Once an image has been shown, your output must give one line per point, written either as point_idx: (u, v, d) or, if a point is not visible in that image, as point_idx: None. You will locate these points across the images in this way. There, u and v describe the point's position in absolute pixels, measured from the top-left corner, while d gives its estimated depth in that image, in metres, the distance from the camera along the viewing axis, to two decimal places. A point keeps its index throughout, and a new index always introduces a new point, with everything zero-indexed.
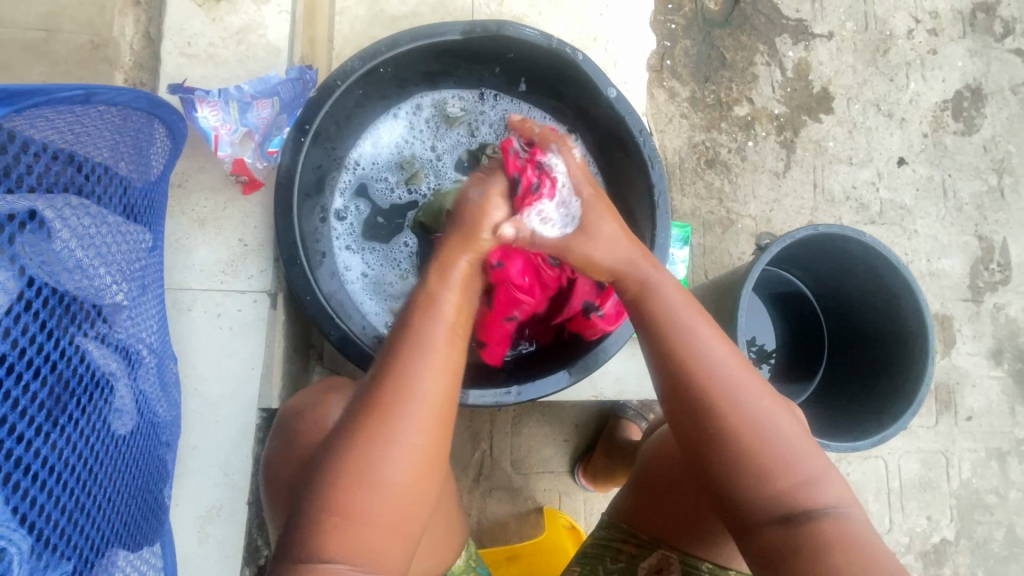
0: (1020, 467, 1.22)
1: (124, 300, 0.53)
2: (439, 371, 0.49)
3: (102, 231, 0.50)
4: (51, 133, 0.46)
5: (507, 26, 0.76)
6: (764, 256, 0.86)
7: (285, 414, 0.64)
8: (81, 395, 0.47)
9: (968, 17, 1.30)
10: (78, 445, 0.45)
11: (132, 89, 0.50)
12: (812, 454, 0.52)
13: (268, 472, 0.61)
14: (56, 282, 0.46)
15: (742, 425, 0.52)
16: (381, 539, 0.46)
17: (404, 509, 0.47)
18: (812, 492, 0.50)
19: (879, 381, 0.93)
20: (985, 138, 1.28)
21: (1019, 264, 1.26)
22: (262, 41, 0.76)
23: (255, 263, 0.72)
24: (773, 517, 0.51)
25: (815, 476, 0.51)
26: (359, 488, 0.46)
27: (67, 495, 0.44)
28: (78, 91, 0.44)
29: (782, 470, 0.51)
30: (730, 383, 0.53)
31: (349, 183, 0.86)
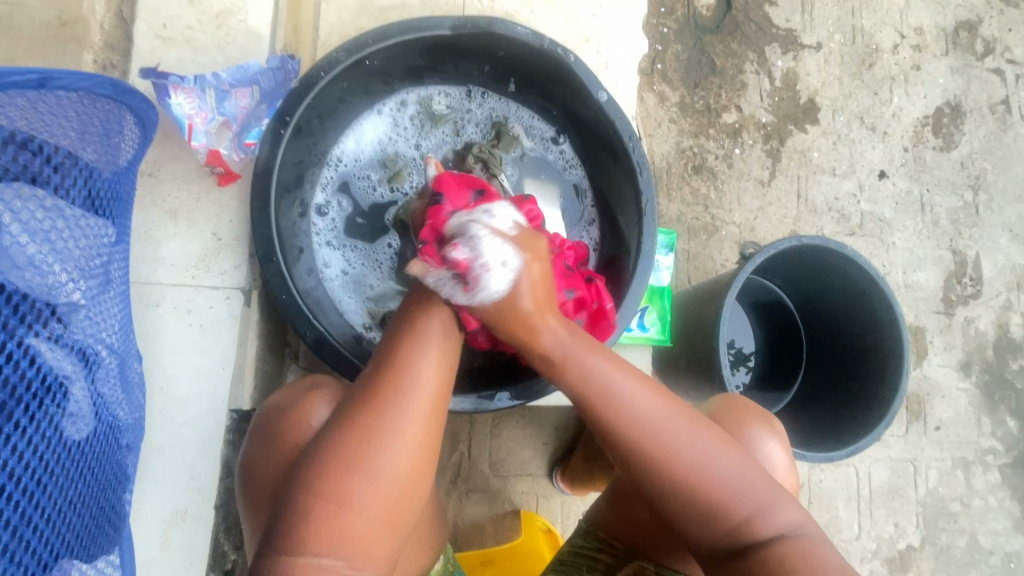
0: (984, 476, 1.26)
1: (81, 299, 0.50)
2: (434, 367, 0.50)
3: (57, 226, 0.48)
4: (3, 118, 0.42)
5: (497, 23, 0.75)
6: (749, 266, 0.86)
7: (268, 407, 0.60)
8: (31, 401, 0.43)
9: (951, 35, 1.32)
10: (26, 455, 0.42)
11: (92, 73, 0.47)
12: (759, 488, 0.51)
13: (246, 475, 0.57)
14: (4, 279, 0.43)
15: (675, 477, 0.51)
16: (375, 523, 0.46)
17: (403, 487, 0.47)
18: (760, 521, 0.51)
19: (855, 392, 0.95)
20: (963, 155, 1.30)
21: (989, 279, 1.29)
22: (242, 26, 0.73)
23: (228, 259, 0.69)
24: (729, 550, 0.51)
25: (761, 505, 0.51)
26: (356, 483, 0.46)
27: (11, 508, 0.41)
28: (31, 76, 0.41)
29: (730, 507, 0.51)
30: (655, 440, 0.51)
31: (330, 179, 0.84)
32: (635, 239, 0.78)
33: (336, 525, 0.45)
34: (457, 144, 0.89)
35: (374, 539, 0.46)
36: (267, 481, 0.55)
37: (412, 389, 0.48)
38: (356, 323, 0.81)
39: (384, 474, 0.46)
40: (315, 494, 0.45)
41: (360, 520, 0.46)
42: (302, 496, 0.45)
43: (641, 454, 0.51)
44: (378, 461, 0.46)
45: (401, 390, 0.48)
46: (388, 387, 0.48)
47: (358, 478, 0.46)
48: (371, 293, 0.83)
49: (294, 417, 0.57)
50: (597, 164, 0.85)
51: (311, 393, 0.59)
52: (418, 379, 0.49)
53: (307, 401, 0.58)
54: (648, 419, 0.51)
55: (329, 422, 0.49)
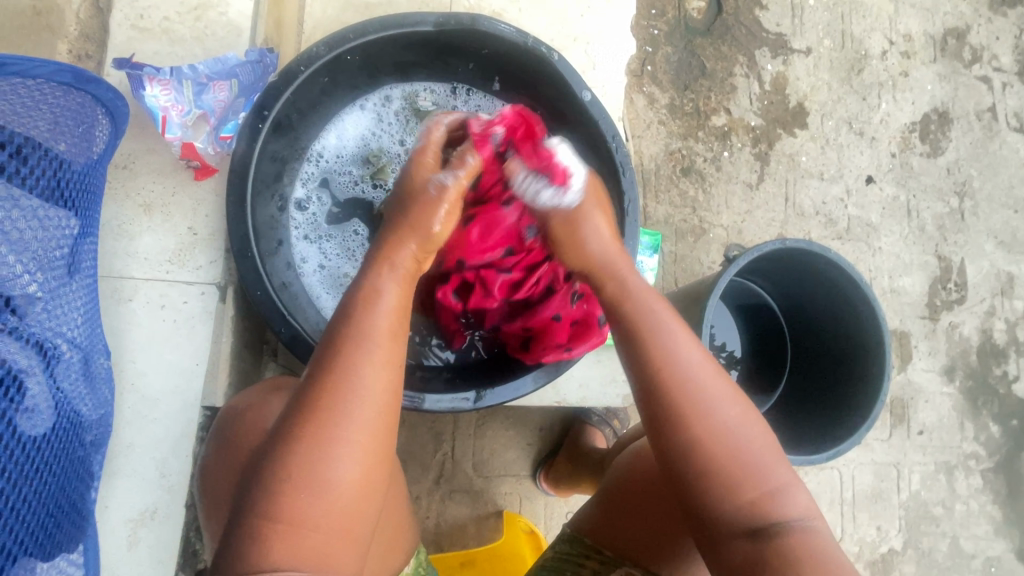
0: (966, 481, 1.27)
1: (39, 292, 0.49)
2: (379, 368, 0.49)
3: (10, 216, 0.47)
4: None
5: (481, 19, 0.74)
6: (733, 268, 0.86)
7: (226, 412, 0.60)
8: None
9: (939, 42, 1.33)
10: None
11: (51, 60, 0.45)
12: (779, 465, 0.52)
13: (204, 481, 0.58)
14: None
15: (712, 436, 0.52)
16: (332, 535, 0.46)
17: (353, 501, 0.47)
18: (777, 502, 0.51)
19: (837, 395, 0.95)
20: (950, 162, 1.31)
21: (974, 285, 1.30)
22: (222, 19, 0.72)
23: (203, 254, 0.68)
24: (742, 531, 0.50)
25: (782, 485, 0.51)
26: (304, 492, 0.45)
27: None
28: None
29: (749, 480, 0.51)
30: (699, 387, 0.53)
31: (311, 174, 0.83)
32: None
33: (291, 543, 0.44)
34: None
35: (334, 545, 0.46)
36: (225, 486, 0.55)
37: (352, 403, 0.47)
38: None
39: (330, 488, 0.45)
40: (262, 511, 0.44)
41: (314, 518, 0.45)
42: (254, 511, 0.44)
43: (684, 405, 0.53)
44: (321, 472, 0.45)
45: (337, 401, 0.47)
46: (331, 405, 0.47)
47: (305, 491, 0.45)
48: None
49: (247, 422, 0.57)
50: None
51: (270, 394, 0.59)
52: (359, 395, 0.47)
53: (267, 401, 0.58)
54: (701, 378, 0.54)
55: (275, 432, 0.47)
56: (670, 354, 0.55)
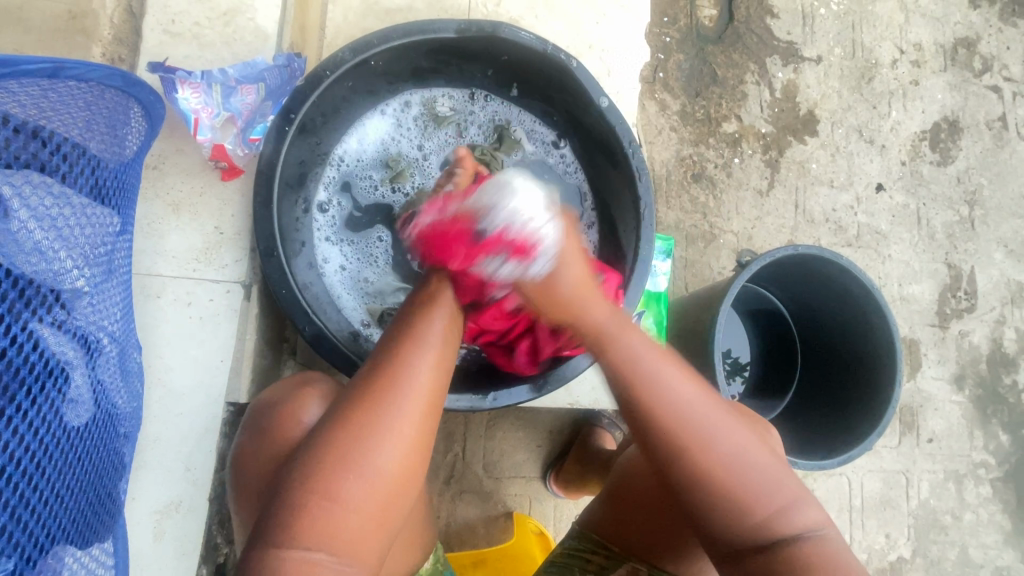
0: (976, 490, 1.26)
1: (85, 287, 0.50)
2: (434, 366, 0.51)
3: (65, 213, 0.48)
4: (11, 106, 0.44)
5: (502, 28, 0.76)
6: (746, 274, 0.87)
7: (258, 403, 0.61)
8: (32, 384, 0.44)
9: (950, 51, 1.34)
10: (25, 438, 0.43)
11: (104, 65, 0.48)
12: (785, 486, 0.52)
13: (235, 472, 0.58)
14: (11, 264, 0.43)
15: (712, 466, 0.51)
16: (366, 518, 0.46)
17: (393, 489, 0.48)
18: (784, 518, 0.52)
19: (848, 401, 0.96)
20: (960, 170, 1.32)
21: (983, 293, 1.30)
22: (250, 24, 0.74)
23: (230, 253, 0.70)
24: (751, 545, 0.52)
25: (788, 503, 0.52)
26: (350, 474, 0.46)
27: (10, 489, 0.41)
28: (47, 65, 0.42)
29: (757, 501, 0.51)
30: (699, 424, 0.52)
31: (333, 177, 0.85)
32: (632, 245, 0.79)
33: (330, 522, 0.45)
34: (459, 146, 0.89)
35: (364, 531, 0.47)
36: (257, 480, 0.55)
37: (409, 391, 0.49)
38: (354, 320, 0.82)
39: (375, 472, 0.47)
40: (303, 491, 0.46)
41: (348, 508, 0.46)
42: (294, 491, 0.46)
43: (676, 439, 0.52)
44: (372, 459, 0.46)
45: (397, 389, 0.49)
46: (385, 391, 0.48)
47: (349, 474, 0.46)
48: (369, 289, 0.84)
49: (283, 412, 0.58)
50: (597, 170, 0.86)
51: (303, 390, 0.60)
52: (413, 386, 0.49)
53: (302, 396, 0.59)
54: (700, 415, 0.52)
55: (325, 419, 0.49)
56: (661, 400, 0.52)
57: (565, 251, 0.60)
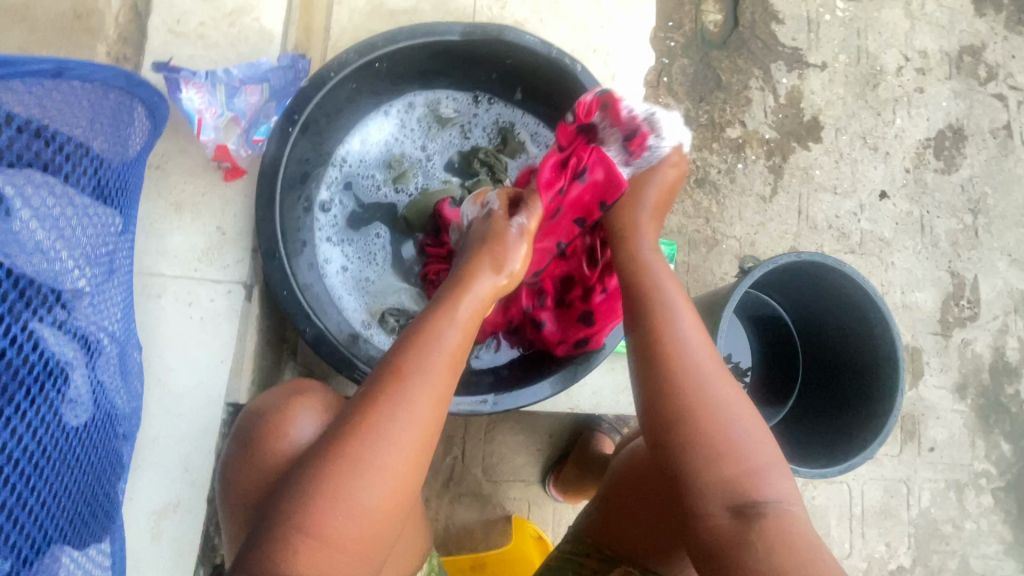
0: (977, 500, 1.26)
1: (86, 287, 0.51)
2: (426, 400, 0.50)
3: (67, 213, 0.48)
4: (28, 109, 0.44)
5: (507, 30, 0.76)
6: (748, 280, 0.87)
7: (251, 410, 0.60)
8: (33, 384, 0.44)
9: (955, 59, 1.33)
10: (25, 438, 0.43)
11: (105, 66, 0.49)
12: (766, 449, 0.54)
13: (225, 478, 0.58)
14: (12, 264, 0.43)
15: (697, 402, 0.55)
16: (349, 554, 0.47)
17: (378, 519, 0.48)
18: (756, 483, 0.52)
19: (849, 409, 0.95)
20: (964, 178, 1.31)
21: (987, 302, 1.30)
22: (255, 25, 0.74)
23: (231, 253, 0.70)
24: (727, 508, 0.51)
25: (767, 469, 0.52)
26: (336, 510, 0.46)
27: (9, 490, 0.41)
28: (48, 65, 0.42)
29: (734, 457, 0.52)
30: (693, 359, 0.57)
31: (336, 177, 0.84)
32: None
33: (311, 558, 0.45)
34: (463, 148, 0.90)
35: (349, 562, 0.47)
36: (248, 491, 0.55)
37: (397, 426, 0.48)
38: (355, 321, 0.82)
39: (357, 507, 0.46)
40: (289, 525, 0.46)
41: (336, 545, 0.46)
42: (283, 521, 0.46)
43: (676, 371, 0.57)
44: (355, 493, 0.47)
45: (385, 425, 0.48)
46: (373, 427, 0.48)
47: (333, 509, 0.46)
48: (370, 290, 0.84)
49: (276, 424, 0.57)
50: None
51: (295, 398, 0.60)
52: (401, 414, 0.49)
53: (292, 408, 0.59)
54: (694, 354, 0.58)
55: (314, 450, 0.49)
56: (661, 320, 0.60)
57: (656, 175, 0.72)
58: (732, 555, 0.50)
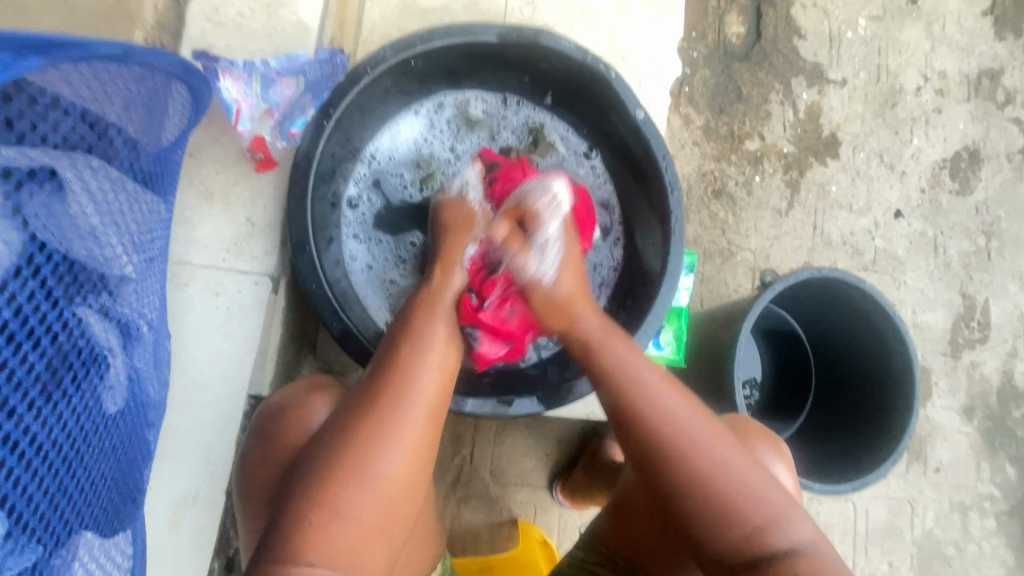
0: (980, 522, 1.25)
1: (132, 273, 0.50)
2: (436, 370, 0.52)
3: (119, 199, 0.48)
4: (83, 91, 0.45)
5: (543, 34, 0.76)
6: (768, 293, 0.87)
7: (268, 406, 0.60)
8: (77, 369, 0.44)
9: (974, 81, 1.34)
10: (68, 423, 0.43)
11: (169, 52, 0.49)
12: (777, 496, 0.53)
13: (243, 474, 0.58)
14: (68, 249, 0.44)
15: (699, 473, 0.52)
16: (365, 529, 0.47)
17: (391, 502, 0.48)
18: (774, 531, 0.51)
19: (863, 426, 0.95)
20: (978, 201, 1.32)
21: (997, 325, 1.30)
22: (292, 17, 0.74)
23: (260, 245, 0.69)
24: (740, 561, 0.51)
25: (779, 513, 0.52)
26: (350, 485, 0.46)
27: (50, 475, 0.41)
28: (115, 49, 0.44)
29: (745, 514, 0.52)
30: (683, 427, 0.54)
31: (363, 175, 0.84)
32: (660, 259, 0.78)
33: (325, 530, 0.45)
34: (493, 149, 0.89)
35: (363, 539, 0.47)
36: (263, 479, 0.56)
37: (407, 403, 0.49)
38: (378, 320, 0.81)
39: (375, 482, 0.47)
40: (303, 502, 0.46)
41: (348, 527, 0.46)
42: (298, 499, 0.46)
43: (657, 444, 0.53)
44: (372, 469, 0.47)
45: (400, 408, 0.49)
46: (387, 401, 0.49)
47: (349, 485, 0.46)
48: (394, 289, 0.83)
49: (293, 414, 0.58)
50: (627, 180, 0.85)
51: (312, 393, 0.60)
52: (418, 392, 0.50)
53: (308, 401, 0.59)
54: (678, 418, 0.54)
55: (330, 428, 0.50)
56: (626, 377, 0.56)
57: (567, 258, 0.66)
58: None
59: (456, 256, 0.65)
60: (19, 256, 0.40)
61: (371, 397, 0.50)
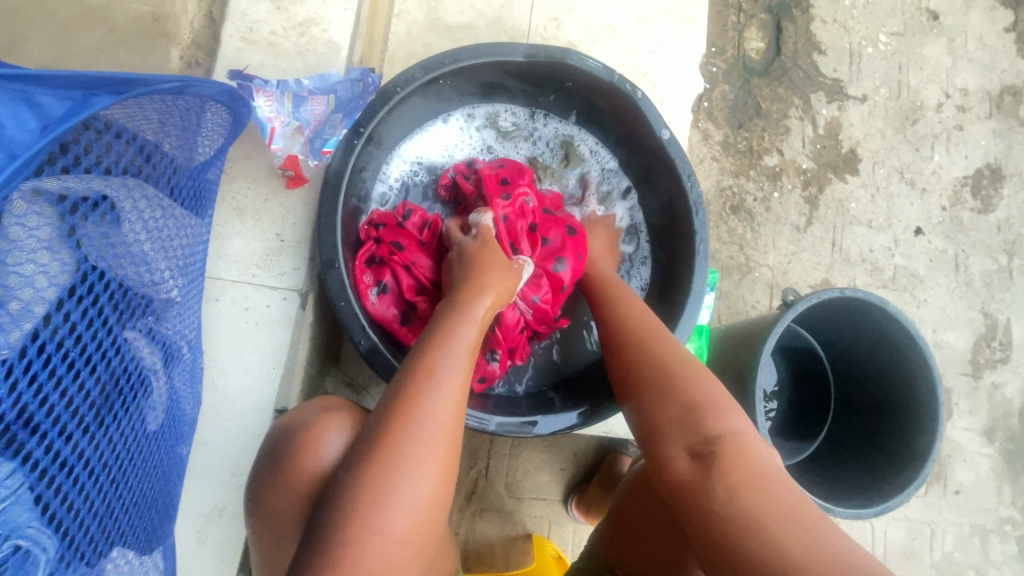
0: (1001, 546, 1.23)
1: (176, 296, 0.53)
2: (458, 369, 0.54)
3: (164, 223, 0.50)
4: (141, 121, 0.47)
5: (571, 54, 0.76)
6: (790, 314, 0.86)
7: (282, 425, 0.59)
8: (126, 390, 0.46)
9: (996, 98, 1.33)
10: (116, 444, 0.44)
11: (219, 82, 0.51)
12: (719, 389, 0.58)
13: (254, 488, 0.57)
14: (122, 274, 0.45)
15: (648, 355, 0.63)
16: (400, 543, 0.46)
17: (426, 510, 0.48)
18: (712, 414, 0.55)
19: (885, 448, 0.94)
20: (1000, 219, 1.30)
21: (1019, 345, 1.28)
22: (323, 36, 0.75)
23: (289, 260, 0.70)
24: (686, 445, 0.54)
25: (717, 401, 0.56)
26: (381, 499, 0.46)
27: (99, 496, 0.42)
28: (176, 83, 0.45)
29: (685, 393, 0.57)
30: (642, 328, 0.67)
31: (394, 183, 0.85)
32: (684, 278, 0.78)
33: (365, 550, 0.45)
34: (524, 159, 0.90)
35: (401, 551, 0.46)
36: (289, 507, 0.54)
37: (429, 403, 0.50)
38: None
39: (408, 495, 0.47)
40: (337, 528, 0.45)
41: (383, 539, 0.45)
42: (332, 527, 0.46)
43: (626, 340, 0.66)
44: (404, 481, 0.47)
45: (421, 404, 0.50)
46: (407, 405, 0.50)
47: (383, 501, 0.46)
48: None
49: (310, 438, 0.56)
50: (650, 197, 0.86)
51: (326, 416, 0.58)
52: (439, 390, 0.51)
53: (323, 425, 0.57)
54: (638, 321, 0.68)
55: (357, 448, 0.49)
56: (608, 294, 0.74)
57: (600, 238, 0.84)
58: (698, 490, 0.51)
59: (489, 274, 0.65)
60: (80, 282, 0.41)
61: (393, 403, 0.50)
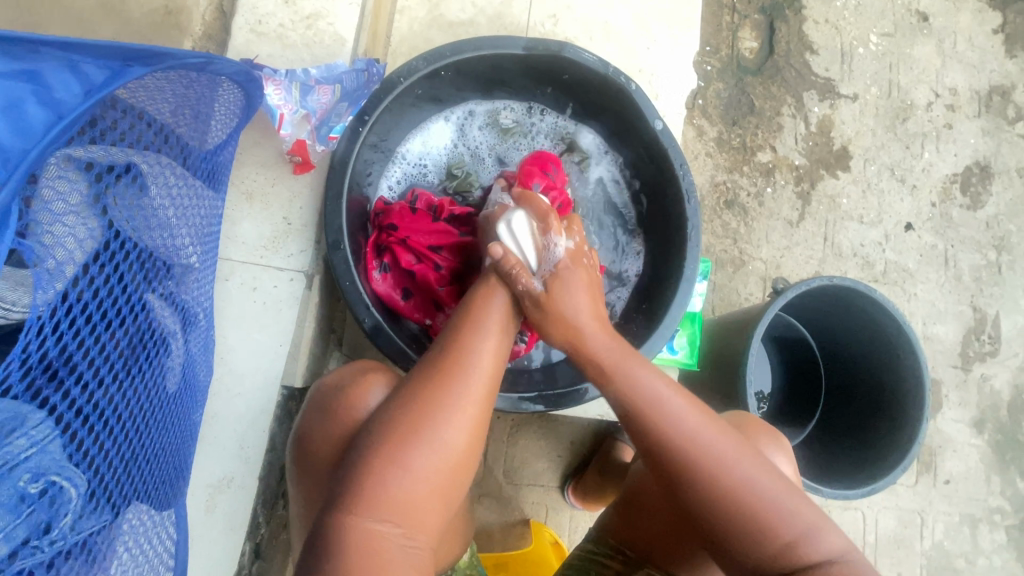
0: (990, 535, 1.26)
1: (192, 264, 0.55)
2: (491, 356, 0.56)
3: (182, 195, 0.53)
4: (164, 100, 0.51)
5: (568, 47, 0.79)
6: (779, 301, 0.89)
7: (325, 383, 0.62)
8: (148, 346, 0.49)
9: (984, 98, 1.36)
10: (139, 395, 0.47)
11: (236, 62, 0.54)
12: (801, 502, 0.53)
13: (297, 445, 0.60)
14: (146, 239, 0.49)
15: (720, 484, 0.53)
16: (429, 486, 0.49)
17: (456, 457, 0.51)
18: (809, 546, 0.52)
19: (874, 433, 0.96)
20: (988, 216, 1.33)
21: (1008, 339, 1.31)
22: (329, 29, 0.78)
23: (296, 243, 0.73)
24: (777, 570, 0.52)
25: (808, 526, 0.52)
26: (417, 443, 0.49)
27: (125, 442, 0.45)
28: (200, 60, 0.49)
29: (777, 530, 0.52)
30: (703, 446, 0.54)
31: (398, 176, 0.89)
32: (677, 263, 0.81)
33: (396, 485, 0.48)
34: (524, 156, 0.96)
35: (430, 501, 0.50)
36: (319, 458, 0.57)
37: (471, 372, 0.53)
38: None
39: (440, 445, 0.50)
40: (368, 464, 0.49)
41: (414, 483, 0.49)
42: (361, 467, 0.49)
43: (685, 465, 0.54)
44: (440, 433, 0.50)
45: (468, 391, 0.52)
46: (447, 376, 0.53)
47: (417, 445, 0.49)
48: None
49: (347, 394, 0.58)
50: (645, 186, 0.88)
51: (365, 374, 0.61)
52: (478, 358, 0.55)
53: (363, 381, 0.60)
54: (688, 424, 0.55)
55: (389, 401, 0.52)
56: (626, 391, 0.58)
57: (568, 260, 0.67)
58: None
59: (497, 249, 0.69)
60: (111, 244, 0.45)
61: (426, 374, 0.53)
